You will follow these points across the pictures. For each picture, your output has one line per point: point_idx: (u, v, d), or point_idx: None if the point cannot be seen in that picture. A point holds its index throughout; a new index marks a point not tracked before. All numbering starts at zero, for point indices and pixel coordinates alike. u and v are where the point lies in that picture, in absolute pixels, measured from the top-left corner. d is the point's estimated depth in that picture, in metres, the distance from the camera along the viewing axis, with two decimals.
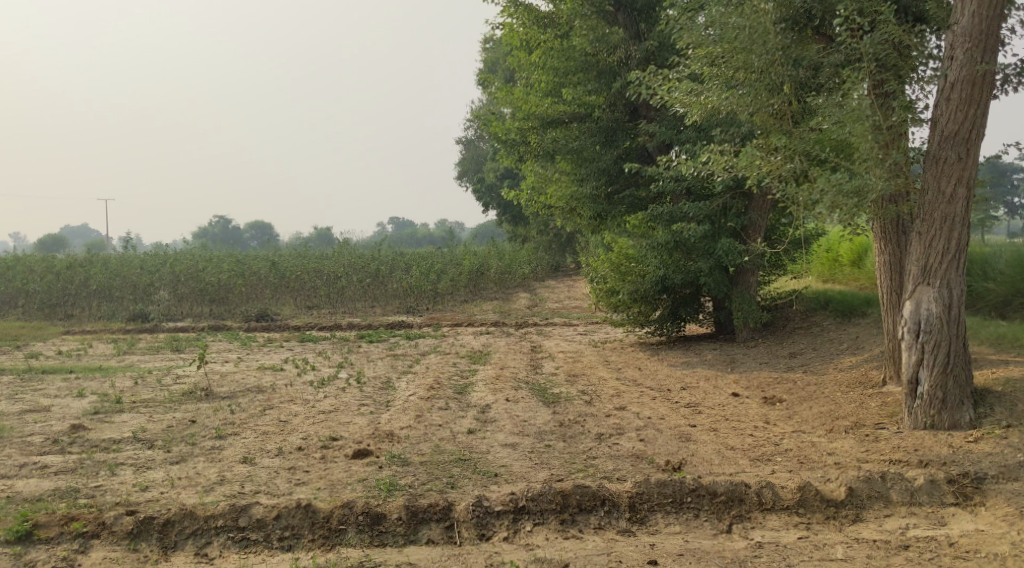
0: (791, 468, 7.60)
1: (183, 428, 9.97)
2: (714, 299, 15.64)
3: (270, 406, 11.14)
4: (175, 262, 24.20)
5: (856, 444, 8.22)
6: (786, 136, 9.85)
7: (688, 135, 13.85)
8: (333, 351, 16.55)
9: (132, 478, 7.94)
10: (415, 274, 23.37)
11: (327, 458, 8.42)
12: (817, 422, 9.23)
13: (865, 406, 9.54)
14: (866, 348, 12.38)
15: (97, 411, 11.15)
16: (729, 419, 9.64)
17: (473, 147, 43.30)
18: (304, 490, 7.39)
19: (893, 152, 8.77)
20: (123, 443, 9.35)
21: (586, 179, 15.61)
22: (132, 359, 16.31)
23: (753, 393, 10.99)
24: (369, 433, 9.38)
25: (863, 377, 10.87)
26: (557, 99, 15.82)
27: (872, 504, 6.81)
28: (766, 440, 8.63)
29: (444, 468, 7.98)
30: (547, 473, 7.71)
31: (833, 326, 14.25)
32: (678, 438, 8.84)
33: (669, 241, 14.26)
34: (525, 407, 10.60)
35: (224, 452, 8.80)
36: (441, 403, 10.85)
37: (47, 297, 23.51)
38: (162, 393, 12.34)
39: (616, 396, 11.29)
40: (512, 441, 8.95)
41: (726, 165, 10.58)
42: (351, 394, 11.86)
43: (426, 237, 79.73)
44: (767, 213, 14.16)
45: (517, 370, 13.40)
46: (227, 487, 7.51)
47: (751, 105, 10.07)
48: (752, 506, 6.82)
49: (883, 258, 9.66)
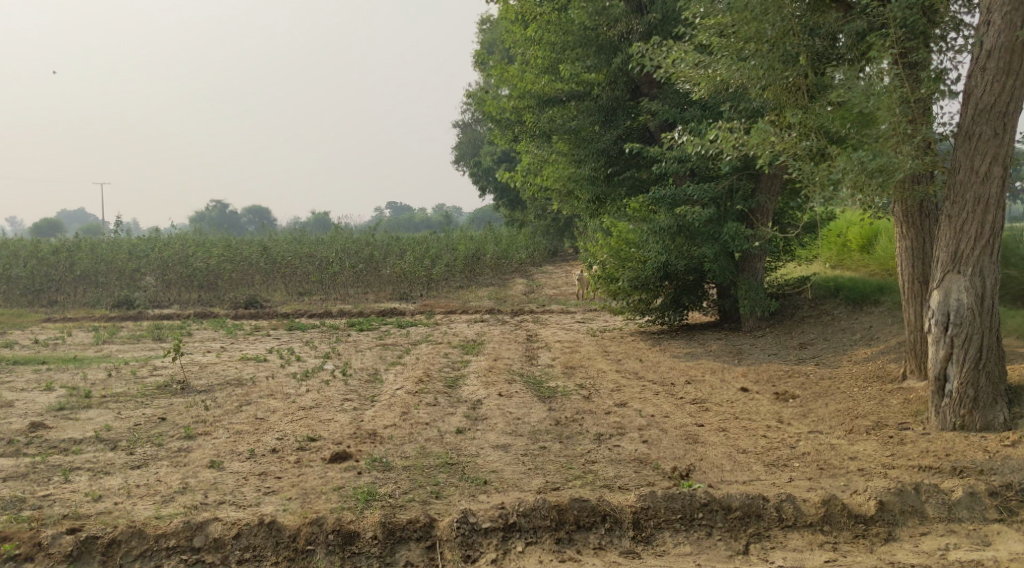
0: (811, 476, 6.90)
1: (152, 427, 9.26)
2: (718, 286, 14.93)
3: (247, 401, 10.42)
4: (164, 247, 23.36)
5: (880, 448, 7.51)
6: (801, 112, 9.11)
7: (692, 113, 13.11)
8: (320, 340, 15.83)
9: (85, 486, 7.23)
10: (409, 260, 22.38)
11: (302, 462, 7.71)
12: (835, 421, 8.52)
13: (886, 404, 8.83)
14: (882, 339, 11.69)
15: (62, 408, 10.43)
16: (740, 418, 8.93)
17: (471, 131, 42.48)
18: (272, 500, 6.70)
19: (921, 128, 8.05)
20: (85, 445, 8.63)
21: (584, 161, 14.89)
22: (110, 349, 15.61)
23: (763, 388, 10.30)
24: (350, 433, 8.66)
25: (880, 371, 10.17)
26: (554, 76, 15.03)
27: (906, 521, 6.12)
28: (781, 443, 7.93)
29: (429, 474, 7.28)
30: (541, 481, 7.01)
31: (844, 315, 13.53)
32: (685, 440, 8.14)
33: (672, 225, 13.54)
34: (520, 403, 9.90)
35: (191, 455, 8.09)
36: (430, 399, 10.16)
37: (29, 283, 22.88)
38: (134, 387, 11.63)
39: (616, 390, 10.60)
40: (505, 442, 8.26)
41: (736, 143, 9.82)
42: (336, 387, 11.15)
43: (422, 222, 79.02)
44: (775, 196, 13.43)
45: (512, 362, 12.70)
46: (188, 497, 6.81)
47: (765, 78, 9.27)
48: (771, 523, 6.11)
49: (903, 243, 8.96)
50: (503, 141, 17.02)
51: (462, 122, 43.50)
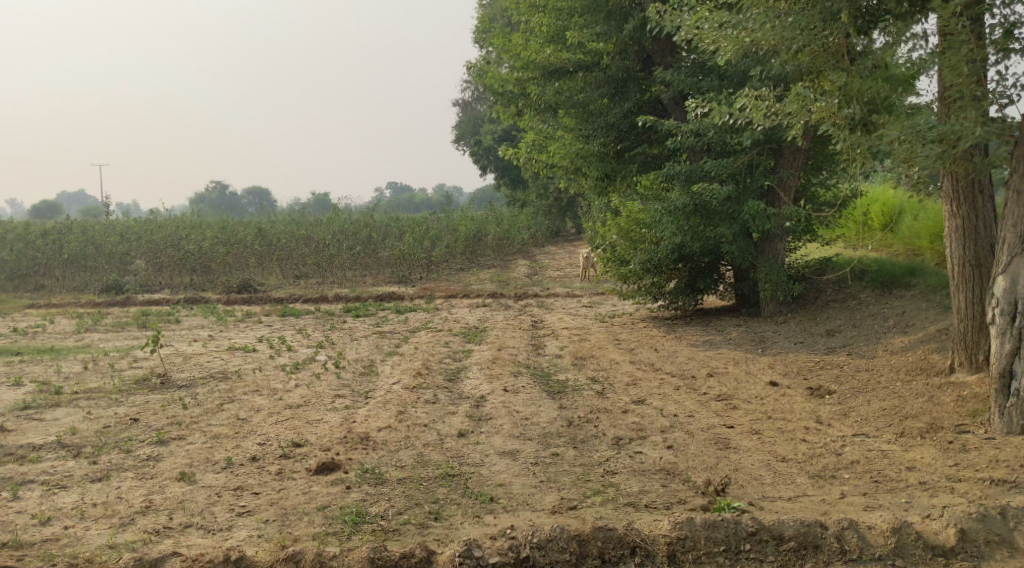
0: (865, 492, 6.01)
1: (122, 430, 8.36)
2: (735, 269, 13.96)
3: (229, 398, 9.50)
4: (155, 229, 22.24)
5: (940, 455, 6.60)
6: (843, 76, 8.11)
7: (709, 83, 12.23)
8: (314, 327, 14.89)
9: (34, 505, 6.35)
10: (408, 240, 21.38)
11: (284, 474, 6.81)
12: (881, 423, 7.60)
13: (937, 401, 7.90)
14: (918, 326, 10.76)
15: (27, 407, 9.51)
16: (774, 418, 8.02)
17: (471, 109, 41.37)
18: (245, 524, 5.86)
19: (986, 94, 7.13)
20: (45, 451, 7.76)
21: (592, 136, 13.98)
22: (91, 338, 14.66)
23: (794, 382, 9.39)
24: (339, 437, 7.75)
25: (924, 362, 9.22)
26: (560, 45, 14.05)
27: (992, 554, 5.26)
28: (824, 448, 7.02)
29: (427, 489, 6.38)
30: (555, 498, 6.14)
31: (873, 299, 12.55)
32: (716, 445, 7.25)
33: (688, 204, 12.44)
34: (527, 400, 9.00)
35: (160, 465, 7.21)
36: (429, 396, 9.26)
37: (16, 266, 21.89)
38: (110, 381, 10.71)
39: (632, 385, 9.68)
40: (513, 447, 7.37)
41: (767, 112, 8.84)
42: (327, 381, 10.22)
43: (422, 201, 77.95)
44: (797, 170, 12.53)
45: (517, 352, 11.80)
46: (149, 520, 5.99)
47: (802, 39, 8.24)
48: (832, 556, 5.26)
49: (954, 223, 8.15)
50: (505, 115, 16.06)
51: (462, 101, 42.46)
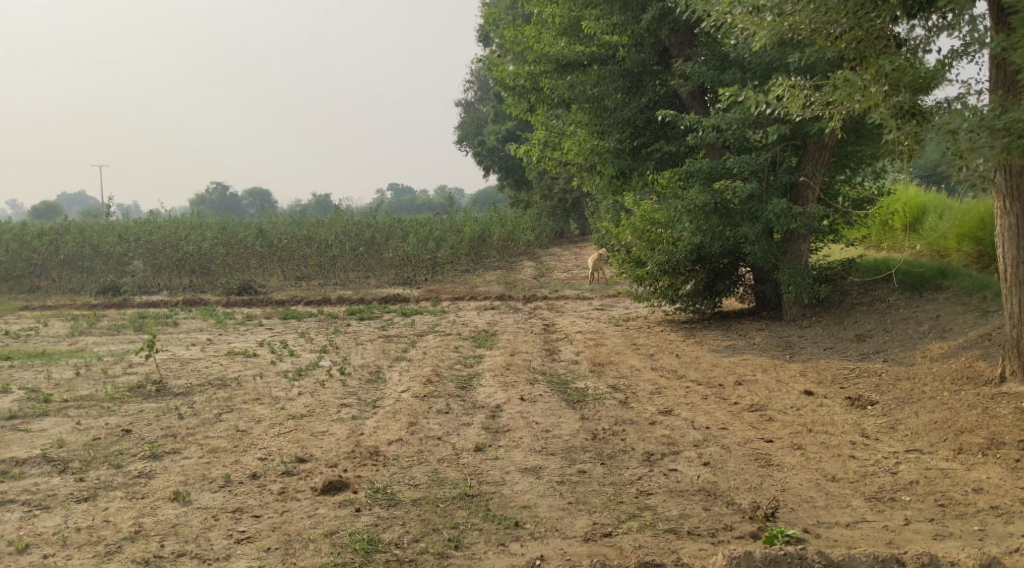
0: (933, 518, 5.44)
1: (113, 443, 7.77)
2: (756, 271, 13.35)
3: (228, 408, 8.91)
4: (154, 230, 21.60)
5: (1009, 475, 6.01)
6: (890, 61, 7.48)
7: (732, 75, 11.64)
8: (317, 331, 14.29)
9: (13, 529, 5.77)
10: (411, 241, 20.90)
11: (287, 494, 6.23)
12: (934, 438, 7.00)
13: (994, 413, 7.30)
14: (957, 331, 10.16)
15: (13, 417, 8.91)
16: (815, 431, 7.42)
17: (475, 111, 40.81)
18: (244, 553, 5.30)
19: None
20: (28, 466, 7.18)
21: (607, 132, 13.37)
22: (85, 342, 14.06)
23: (830, 391, 8.79)
24: (347, 451, 7.16)
25: (970, 370, 8.61)
26: (574, 37, 13.45)
27: None
28: (877, 466, 6.43)
29: (445, 511, 5.79)
30: (587, 522, 5.56)
31: (903, 302, 11.92)
32: (756, 462, 6.65)
33: (708, 202, 11.82)
34: (545, 411, 8.39)
35: (152, 483, 6.61)
36: (440, 406, 8.65)
37: (11, 267, 21.36)
38: (102, 389, 10.10)
39: (657, 394, 9.07)
40: (535, 464, 6.78)
41: (803, 103, 8.23)
42: (331, 390, 9.62)
43: (424, 203, 77.40)
44: (823, 167, 11.91)
45: (532, 358, 11.19)
46: (138, 548, 5.42)
47: (845, 22, 7.62)
48: None
49: (1008, 220, 7.60)
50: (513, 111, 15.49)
51: (466, 102, 41.88)
